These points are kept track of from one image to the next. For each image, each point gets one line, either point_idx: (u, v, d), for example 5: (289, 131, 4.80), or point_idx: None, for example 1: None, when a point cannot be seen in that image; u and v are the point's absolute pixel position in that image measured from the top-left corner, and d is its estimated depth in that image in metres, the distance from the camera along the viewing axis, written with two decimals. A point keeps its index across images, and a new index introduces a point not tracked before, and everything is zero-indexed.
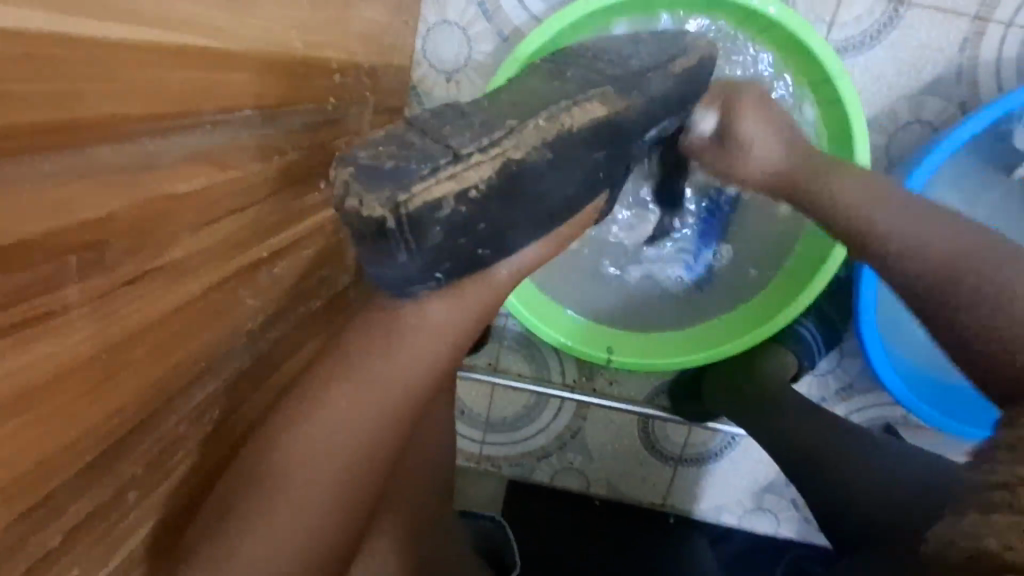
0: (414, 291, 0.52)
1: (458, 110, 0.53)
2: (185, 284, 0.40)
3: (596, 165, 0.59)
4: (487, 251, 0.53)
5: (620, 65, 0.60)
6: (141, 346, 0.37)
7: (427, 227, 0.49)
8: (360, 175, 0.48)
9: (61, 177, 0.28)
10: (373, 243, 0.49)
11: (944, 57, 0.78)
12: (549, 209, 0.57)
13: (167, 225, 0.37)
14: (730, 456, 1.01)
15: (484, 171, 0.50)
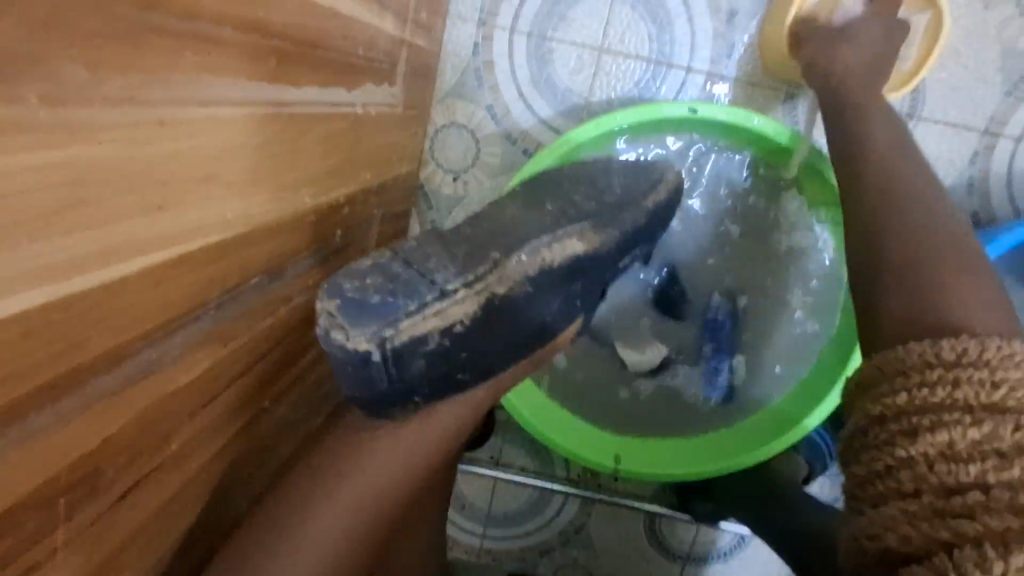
0: (395, 411, 0.54)
1: (430, 243, 0.54)
2: (176, 469, 0.39)
3: (573, 293, 0.59)
4: (468, 375, 0.56)
5: (597, 198, 0.58)
6: (129, 545, 0.36)
7: (410, 359, 0.51)
8: (346, 309, 0.50)
9: (43, 434, 0.27)
10: (354, 370, 0.51)
11: (952, 171, 0.78)
12: (531, 332, 0.58)
13: (164, 424, 0.36)
14: (739, 557, 0.97)
15: (467, 304, 0.52)
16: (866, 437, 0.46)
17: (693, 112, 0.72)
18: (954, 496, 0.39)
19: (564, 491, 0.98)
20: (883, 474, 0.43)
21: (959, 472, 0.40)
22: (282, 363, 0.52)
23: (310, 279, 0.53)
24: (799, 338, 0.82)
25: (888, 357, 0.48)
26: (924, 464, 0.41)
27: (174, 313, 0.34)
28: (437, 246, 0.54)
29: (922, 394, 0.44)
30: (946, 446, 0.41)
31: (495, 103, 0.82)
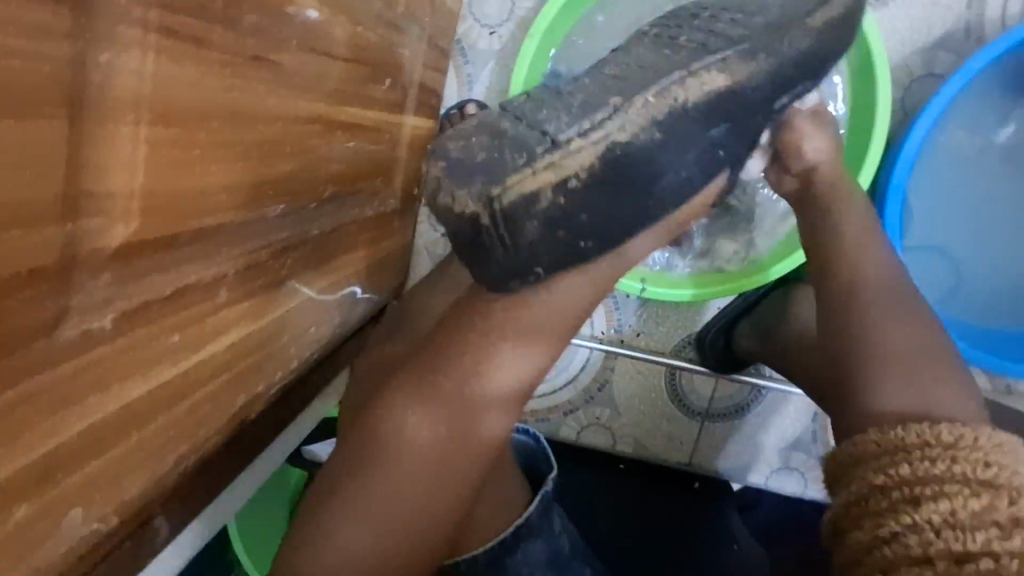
0: (512, 283, 0.55)
1: (597, 88, 0.53)
2: (284, 95, 0.44)
3: (713, 142, 0.56)
4: (590, 243, 0.55)
5: (744, 22, 0.56)
6: (251, 128, 0.41)
7: (523, 220, 0.52)
8: (451, 170, 0.52)
9: None
10: (469, 237, 0.54)
11: (952, 13, 0.84)
12: (664, 193, 0.56)
13: (279, 26, 0.41)
14: (759, 410, 1.01)
15: (622, 132, 0.52)
16: (867, 503, 0.49)
17: None
18: (966, 564, 0.42)
19: (589, 348, 1.02)
20: (892, 541, 0.46)
21: (967, 540, 0.43)
22: (356, 94, 0.57)
23: (377, 25, 0.58)
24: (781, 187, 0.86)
25: (855, 444, 0.53)
26: (930, 531, 0.45)
27: None
28: (557, 100, 0.53)
29: (919, 466, 0.48)
30: (949, 514, 0.45)
31: None
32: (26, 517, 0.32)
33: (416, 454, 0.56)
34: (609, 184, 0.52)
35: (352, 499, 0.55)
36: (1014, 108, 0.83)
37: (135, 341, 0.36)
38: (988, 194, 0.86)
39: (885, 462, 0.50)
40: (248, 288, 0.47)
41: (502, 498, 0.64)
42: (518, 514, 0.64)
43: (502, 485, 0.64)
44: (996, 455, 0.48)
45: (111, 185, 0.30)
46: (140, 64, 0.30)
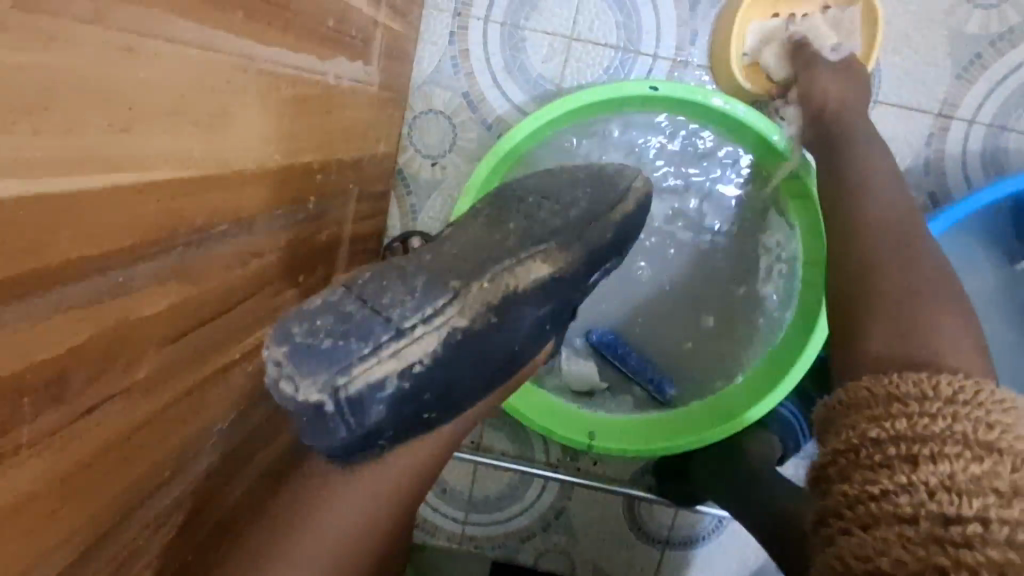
0: (355, 455, 0.51)
1: (438, 267, 0.47)
2: (147, 400, 0.40)
3: (543, 318, 0.52)
4: (435, 412, 0.50)
5: (561, 213, 0.52)
6: (99, 464, 0.37)
7: (369, 404, 0.46)
8: (294, 356, 0.43)
9: (10, 330, 0.28)
10: (308, 424, 0.45)
11: (909, 152, 0.81)
12: (507, 356, 0.51)
13: (130, 349, 0.37)
14: (719, 541, 0.98)
15: (462, 316, 0.46)
16: (860, 456, 0.47)
17: (653, 90, 0.74)
18: (953, 525, 0.40)
19: (544, 475, 0.99)
20: (878, 498, 0.44)
21: (962, 504, 0.41)
22: (259, 316, 0.54)
23: (280, 240, 0.54)
24: (740, 354, 0.85)
25: (858, 397, 0.51)
26: (925, 490, 0.42)
27: (138, 239, 0.35)
28: (396, 272, 0.47)
29: (917, 422, 0.46)
30: (947, 476, 0.42)
31: (470, 90, 0.85)
32: None
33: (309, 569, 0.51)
34: (450, 363, 0.47)
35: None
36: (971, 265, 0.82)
37: None
38: None
39: (880, 414, 0.48)
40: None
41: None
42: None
43: None
44: (995, 413, 0.46)
45: None
46: None
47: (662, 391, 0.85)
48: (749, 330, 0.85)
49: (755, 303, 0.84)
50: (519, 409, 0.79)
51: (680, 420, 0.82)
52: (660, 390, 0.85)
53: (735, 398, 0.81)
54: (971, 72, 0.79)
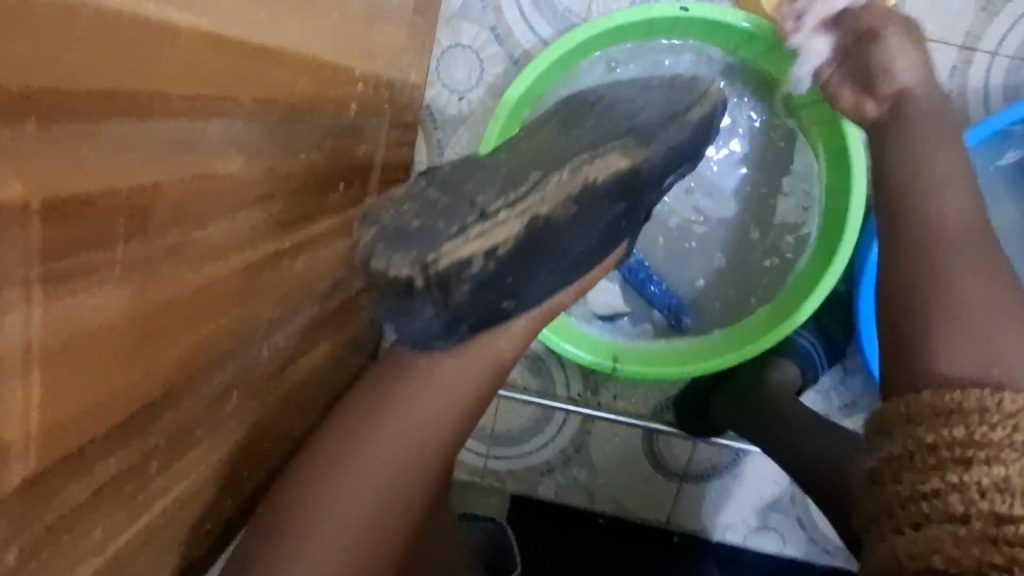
0: (437, 344, 0.52)
1: (518, 163, 0.52)
2: (212, 260, 0.42)
3: (616, 217, 0.53)
4: (513, 304, 0.52)
5: (637, 113, 0.54)
6: (172, 311, 0.39)
7: (455, 285, 0.48)
8: (385, 235, 0.50)
9: (104, 143, 0.30)
10: (398, 301, 0.50)
11: (931, 86, 0.81)
12: (575, 258, 0.53)
13: (202, 204, 0.39)
14: (736, 473, 1.01)
15: (543, 203, 0.49)
16: (913, 461, 0.48)
17: (684, 10, 0.76)
18: (1005, 525, 0.42)
19: (565, 410, 1.01)
20: (929, 498, 0.46)
21: (1014, 505, 0.43)
22: (305, 213, 0.56)
23: (325, 140, 0.56)
24: (763, 284, 0.86)
25: (910, 401, 0.50)
26: (975, 489, 0.44)
27: (209, 93, 0.37)
28: (474, 171, 0.52)
29: (975, 429, 0.46)
30: (1001, 478, 0.44)
31: (497, 24, 0.86)
32: None
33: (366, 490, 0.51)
34: (533, 249, 0.50)
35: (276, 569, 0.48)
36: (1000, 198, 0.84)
37: (53, 552, 0.35)
38: None
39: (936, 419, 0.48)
40: (189, 440, 0.46)
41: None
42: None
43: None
44: None
45: (6, 437, 0.30)
46: (25, 321, 0.28)
47: (681, 321, 0.87)
48: (772, 262, 0.86)
49: (781, 234, 0.86)
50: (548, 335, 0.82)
51: (701, 347, 0.84)
52: (679, 319, 0.87)
53: (755, 327, 0.83)
54: (996, 4, 0.79)
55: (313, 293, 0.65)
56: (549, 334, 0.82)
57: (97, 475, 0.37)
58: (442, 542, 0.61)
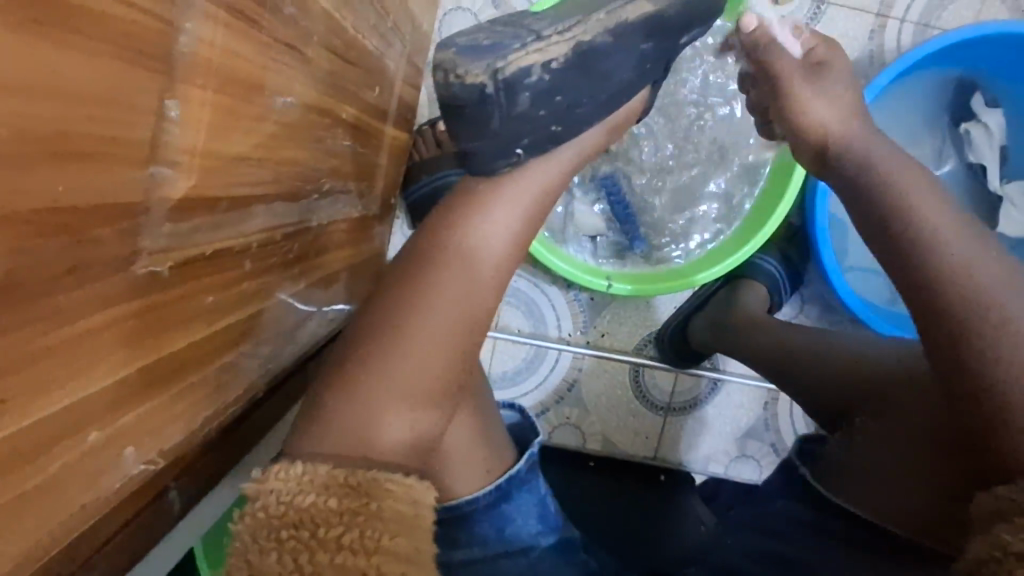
0: (499, 164, 0.55)
1: (565, 9, 0.53)
2: (304, 82, 0.48)
3: (645, 55, 0.56)
4: (560, 127, 0.56)
5: None
6: (279, 109, 0.45)
7: (517, 93, 0.51)
8: (463, 53, 0.50)
9: None
10: (467, 115, 0.52)
11: (856, 45, 0.98)
12: (617, 87, 0.57)
13: (306, 21, 0.45)
14: (715, 402, 1.09)
15: (587, 32, 0.52)
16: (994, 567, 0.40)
17: None
18: None
19: (557, 349, 1.08)
20: None
21: None
22: (354, 94, 0.62)
23: (373, 34, 0.64)
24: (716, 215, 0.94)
25: (991, 497, 0.44)
26: None
27: None
28: (530, 13, 0.54)
29: None
30: None
31: None
32: (95, 446, 0.33)
33: (398, 346, 0.52)
34: (578, 72, 0.53)
35: (365, 365, 0.52)
36: (924, 126, 0.99)
37: (185, 292, 0.39)
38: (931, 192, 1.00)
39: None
40: (266, 259, 0.50)
41: (490, 454, 0.62)
42: (509, 467, 0.63)
43: (495, 444, 0.63)
44: None
45: (183, 141, 0.34)
46: (212, 34, 0.34)
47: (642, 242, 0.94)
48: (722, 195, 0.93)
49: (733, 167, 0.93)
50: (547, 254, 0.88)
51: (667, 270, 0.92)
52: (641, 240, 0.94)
53: (715, 254, 0.91)
54: None
55: (346, 188, 0.70)
56: (548, 253, 0.88)
57: (215, 238, 0.41)
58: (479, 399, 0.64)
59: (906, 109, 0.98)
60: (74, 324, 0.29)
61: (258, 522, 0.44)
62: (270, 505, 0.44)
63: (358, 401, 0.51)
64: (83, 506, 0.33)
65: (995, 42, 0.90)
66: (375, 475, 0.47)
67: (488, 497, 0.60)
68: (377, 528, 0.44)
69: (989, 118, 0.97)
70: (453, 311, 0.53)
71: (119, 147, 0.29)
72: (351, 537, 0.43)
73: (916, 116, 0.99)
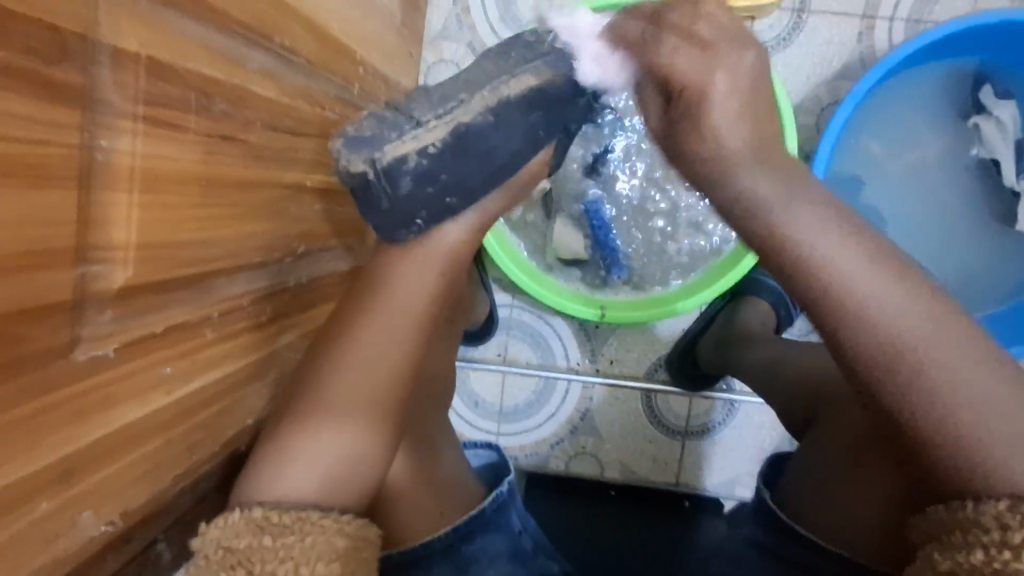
0: (402, 234, 0.58)
1: (452, 84, 0.56)
2: (251, 163, 0.53)
3: (533, 125, 0.58)
4: (456, 200, 0.58)
5: (552, 39, 0.58)
6: (225, 192, 0.50)
7: (397, 177, 0.54)
8: (347, 143, 0.55)
9: (184, 33, 0.42)
10: (361, 194, 0.56)
11: (845, 50, 0.95)
12: (507, 159, 0.58)
13: (244, 111, 0.50)
14: (734, 424, 1.07)
15: (466, 114, 0.54)
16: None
17: None
18: None
19: (566, 379, 1.08)
20: None
21: None
22: (319, 161, 0.67)
23: (335, 104, 0.68)
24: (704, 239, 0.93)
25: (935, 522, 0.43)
26: None
27: (252, 23, 0.49)
28: (419, 93, 0.56)
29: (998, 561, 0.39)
30: None
31: (474, 40, 0.99)
32: (49, 510, 0.38)
33: (334, 394, 0.55)
34: (461, 151, 0.55)
35: (309, 414, 0.55)
36: (927, 121, 0.94)
37: (137, 367, 0.43)
38: (936, 189, 0.95)
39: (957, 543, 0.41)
40: (233, 324, 0.55)
41: (445, 499, 0.65)
42: (470, 508, 0.66)
43: (457, 477, 0.67)
44: None
45: (114, 238, 0.39)
46: (132, 144, 0.39)
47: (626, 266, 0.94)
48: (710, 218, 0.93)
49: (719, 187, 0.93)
50: (530, 288, 0.90)
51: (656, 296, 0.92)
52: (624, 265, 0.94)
53: (709, 275, 0.91)
54: None
55: (330, 245, 0.74)
56: (532, 285, 0.91)
57: (166, 316, 0.46)
58: (436, 436, 0.68)
59: (905, 103, 0.93)
60: (11, 410, 0.34)
61: (201, 569, 0.48)
62: (211, 553, 0.48)
63: (303, 451, 0.54)
64: (42, 565, 0.38)
65: (996, 30, 0.85)
66: (308, 514, 0.50)
67: (446, 539, 0.63)
68: (312, 559, 0.48)
69: (1002, 112, 0.91)
70: (393, 353, 0.56)
71: (41, 255, 0.34)
72: (286, 569, 0.47)
73: (918, 111, 0.94)
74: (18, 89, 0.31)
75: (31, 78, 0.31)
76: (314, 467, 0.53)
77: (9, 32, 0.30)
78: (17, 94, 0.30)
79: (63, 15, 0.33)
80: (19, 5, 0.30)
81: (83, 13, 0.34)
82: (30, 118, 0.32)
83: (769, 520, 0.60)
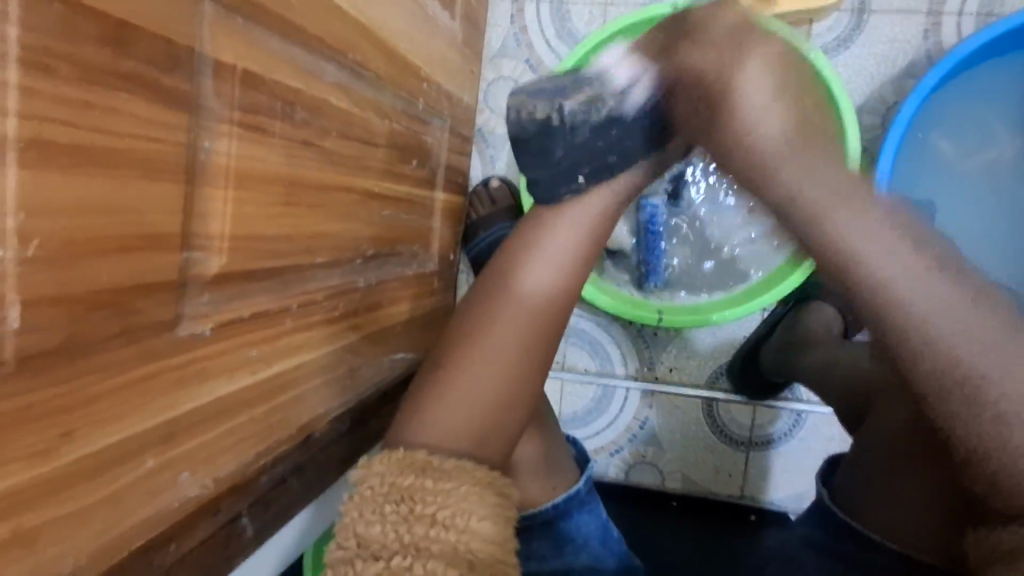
0: (561, 193, 0.58)
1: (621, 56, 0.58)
2: (326, 167, 0.58)
3: None
4: (614, 158, 0.57)
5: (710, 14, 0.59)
6: (304, 191, 0.55)
7: (575, 123, 0.58)
8: (529, 95, 0.60)
9: (271, 50, 0.47)
10: (534, 142, 0.60)
11: (909, 49, 0.93)
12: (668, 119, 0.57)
13: (320, 121, 0.55)
14: (801, 436, 1.03)
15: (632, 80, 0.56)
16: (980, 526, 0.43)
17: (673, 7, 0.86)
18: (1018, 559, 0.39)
19: (625, 387, 1.08)
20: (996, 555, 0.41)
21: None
22: (387, 169, 0.71)
23: (402, 117, 0.73)
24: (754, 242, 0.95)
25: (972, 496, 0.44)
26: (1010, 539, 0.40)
27: (327, 41, 0.54)
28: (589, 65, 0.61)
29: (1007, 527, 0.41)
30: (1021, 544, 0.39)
31: (530, 56, 1.03)
32: (152, 469, 0.43)
33: (476, 349, 0.54)
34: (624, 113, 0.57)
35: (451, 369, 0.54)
36: (1000, 119, 0.90)
37: (228, 347, 0.48)
38: (1006, 185, 0.91)
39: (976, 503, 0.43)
40: (309, 315, 0.59)
41: (556, 474, 0.67)
42: (573, 486, 0.67)
43: (557, 458, 0.68)
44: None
45: (210, 228, 0.44)
46: (228, 146, 0.44)
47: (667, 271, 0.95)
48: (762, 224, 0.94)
49: None
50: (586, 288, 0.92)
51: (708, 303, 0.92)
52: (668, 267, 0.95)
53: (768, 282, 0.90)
54: None
55: (395, 250, 0.79)
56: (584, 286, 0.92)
57: (252, 304, 0.50)
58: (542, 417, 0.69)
59: (977, 96, 0.90)
60: (127, 372, 0.39)
61: (364, 501, 0.48)
62: (376, 486, 0.48)
63: (439, 406, 0.53)
64: (145, 518, 0.43)
65: None
66: (466, 463, 0.50)
67: (549, 513, 0.65)
68: (467, 512, 0.47)
69: None
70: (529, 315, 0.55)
71: (152, 238, 0.39)
72: (443, 514, 0.46)
73: (992, 105, 0.90)
74: (140, 94, 0.36)
75: (149, 84, 0.37)
76: (449, 426, 0.52)
77: (131, 44, 0.35)
78: (138, 97, 0.36)
79: (177, 33, 0.38)
80: (143, 25, 0.36)
81: (188, 28, 0.39)
82: (151, 120, 0.37)
83: (828, 520, 0.59)
